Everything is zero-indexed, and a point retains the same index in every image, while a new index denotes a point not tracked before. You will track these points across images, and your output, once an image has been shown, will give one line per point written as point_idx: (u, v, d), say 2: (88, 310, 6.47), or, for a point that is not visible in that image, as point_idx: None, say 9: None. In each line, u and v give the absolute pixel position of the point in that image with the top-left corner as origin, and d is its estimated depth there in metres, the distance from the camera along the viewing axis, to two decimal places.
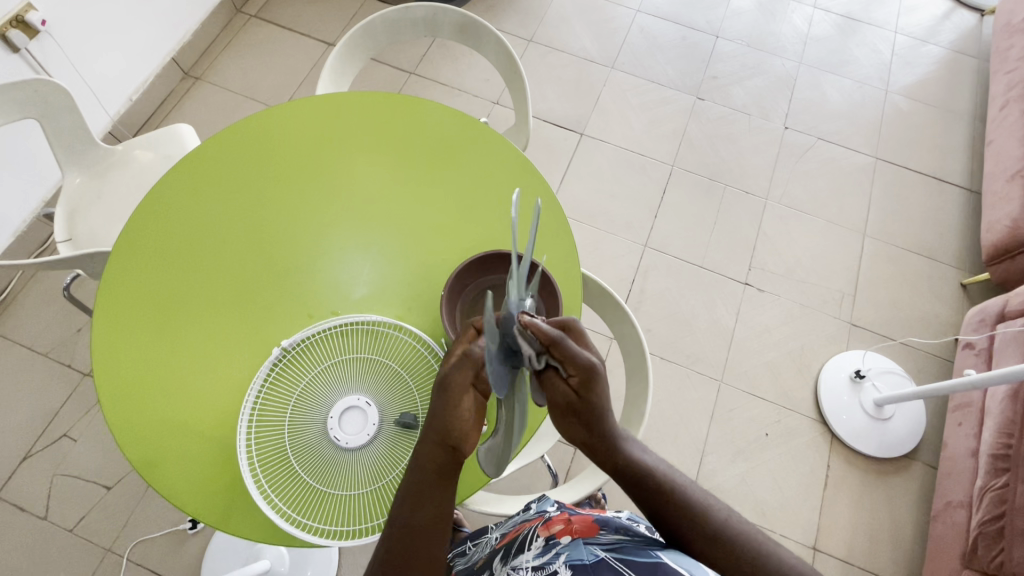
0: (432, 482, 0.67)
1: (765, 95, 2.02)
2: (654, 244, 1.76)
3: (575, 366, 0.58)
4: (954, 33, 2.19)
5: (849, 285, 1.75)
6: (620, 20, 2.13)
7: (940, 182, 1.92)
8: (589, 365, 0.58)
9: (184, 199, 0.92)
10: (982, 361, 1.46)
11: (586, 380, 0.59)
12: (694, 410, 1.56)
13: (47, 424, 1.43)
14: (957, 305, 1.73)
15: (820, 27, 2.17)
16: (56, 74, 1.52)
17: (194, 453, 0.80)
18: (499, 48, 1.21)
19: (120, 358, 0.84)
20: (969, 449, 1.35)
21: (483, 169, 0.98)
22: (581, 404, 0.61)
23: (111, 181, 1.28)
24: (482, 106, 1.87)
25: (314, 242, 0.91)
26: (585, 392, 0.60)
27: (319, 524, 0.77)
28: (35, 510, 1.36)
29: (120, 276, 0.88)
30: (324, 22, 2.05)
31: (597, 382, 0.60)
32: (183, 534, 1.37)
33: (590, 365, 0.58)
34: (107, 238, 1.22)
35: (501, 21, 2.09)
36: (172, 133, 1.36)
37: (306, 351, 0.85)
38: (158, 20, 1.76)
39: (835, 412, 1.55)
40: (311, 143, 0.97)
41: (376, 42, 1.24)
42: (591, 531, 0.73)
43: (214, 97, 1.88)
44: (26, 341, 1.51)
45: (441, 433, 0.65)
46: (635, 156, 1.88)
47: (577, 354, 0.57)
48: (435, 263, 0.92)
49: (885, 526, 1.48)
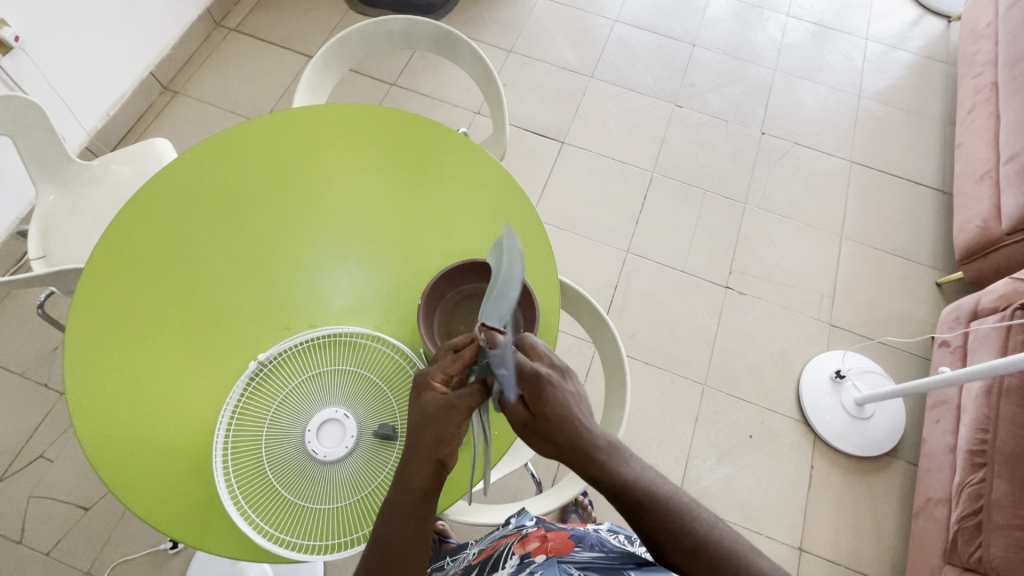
0: (417, 499, 0.65)
1: (741, 102, 2.06)
2: (636, 250, 1.78)
3: (524, 380, 0.62)
4: (923, 40, 2.25)
5: (828, 287, 1.77)
6: (598, 30, 2.16)
7: (914, 184, 1.96)
8: (535, 374, 0.62)
9: (159, 216, 0.92)
10: (957, 358, 1.49)
11: (533, 392, 0.62)
12: (679, 414, 1.57)
13: (23, 446, 1.40)
14: (933, 304, 1.77)
15: (794, 34, 2.21)
16: (31, 90, 1.51)
17: (170, 470, 0.79)
18: (476, 60, 1.22)
19: (94, 377, 0.82)
20: (947, 446, 1.37)
21: (460, 177, 0.99)
22: (538, 420, 0.63)
23: (86, 197, 1.27)
24: (463, 116, 1.88)
25: (291, 254, 0.91)
26: (537, 405, 0.63)
27: (298, 540, 0.76)
28: (10, 534, 1.33)
29: (92, 294, 0.87)
30: (304, 34, 2.05)
31: (546, 392, 0.62)
32: (164, 554, 1.34)
33: (536, 376, 0.62)
34: (82, 255, 1.20)
35: (480, 33, 2.11)
36: (149, 148, 1.35)
37: (284, 365, 0.84)
38: (136, 34, 1.76)
39: (817, 413, 1.57)
40: (288, 156, 0.97)
41: (354, 55, 1.24)
42: (567, 547, 0.72)
43: (193, 111, 1.88)
44: (1, 361, 1.48)
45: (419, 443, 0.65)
46: (615, 163, 1.91)
47: (523, 365, 0.61)
48: (413, 274, 0.92)
49: (869, 525, 1.49)
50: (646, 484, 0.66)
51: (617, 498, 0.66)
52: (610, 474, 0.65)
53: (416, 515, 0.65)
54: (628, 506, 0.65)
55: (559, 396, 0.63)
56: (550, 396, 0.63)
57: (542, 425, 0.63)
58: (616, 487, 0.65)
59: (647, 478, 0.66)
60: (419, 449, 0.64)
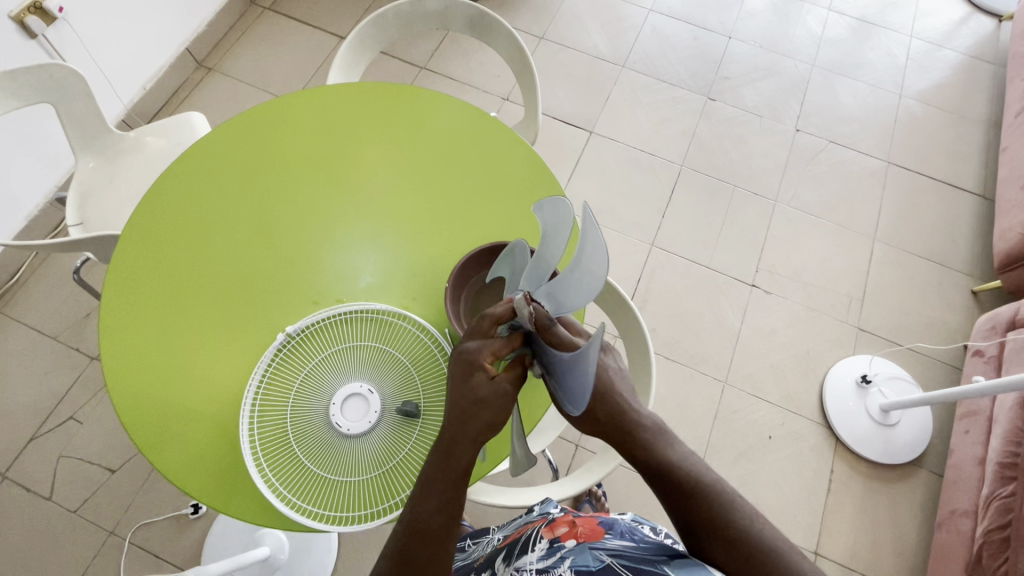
0: (455, 482, 0.64)
1: (776, 97, 2.01)
2: (661, 244, 1.75)
3: None
4: (970, 39, 2.17)
5: (858, 289, 1.73)
6: (633, 19, 2.12)
7: (952, 188, 1.90)
8: (597, 373, 0.61)
9: (193, 189, 0.93)
10: (991, 369, 1.44)
11: (594, 389, 0.61)
12: (697, 410, 1.55)
13: (54, 408, 1.45)
14: (967, 313, 1.71)
15: (834, 29, 2.15)
16: (72, 60, 1.54)
17: (198, 434, 0.81)
18: (511, 42, 1.20)
19: (128, 338, 0.84)
20: (975, 457, 1.33)
21: (490, 160, 0.98)
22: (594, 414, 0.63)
23: (122, 166, 1.29)
24: (492, 101, 1.87)
25: (321, 228, 0.92)
26: (596, 401, 0.62)
27: (319, 510, 0.77)
28: (40, 491, 1.37)
29: (129, 257, 0.88)
30: (337, 15, 2.06)
31: (606, 389, 0.62)
32: (185, 519, 1.38)
33: (599, 374, 0.61)
34: (117, 223, 1.23)
35: (513, 18, 2.09)
36: (184, 121, 1.37)
37: (310, 337, 0.85)
38: (175, 9, 1.78)
39: (841, 417, 1.54)
40: (323, 130, 0.98)
41: (389, 35, 1.24)
42: (596, 534, 0.72)
43: (226, 87, 1.90)
44: (35, 324, 1.53)
45: (472, 437, 0.62)
46: (644, 156, 1.88)
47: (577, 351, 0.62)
48: (440, 254, 0.92)
49: (889, 533, 1.46)
50: (688, 471, 0.66)
51: (659, 480, 0.67)
52: (654, 457, 0.66)
53: (454, 497, 0.64)
54: (668, 489, 0.67)
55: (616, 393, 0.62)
56: (609, 391, 0.62)
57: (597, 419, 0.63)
58: (654, 470, 0.66)
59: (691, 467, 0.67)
60: (461, 436, 0.62)
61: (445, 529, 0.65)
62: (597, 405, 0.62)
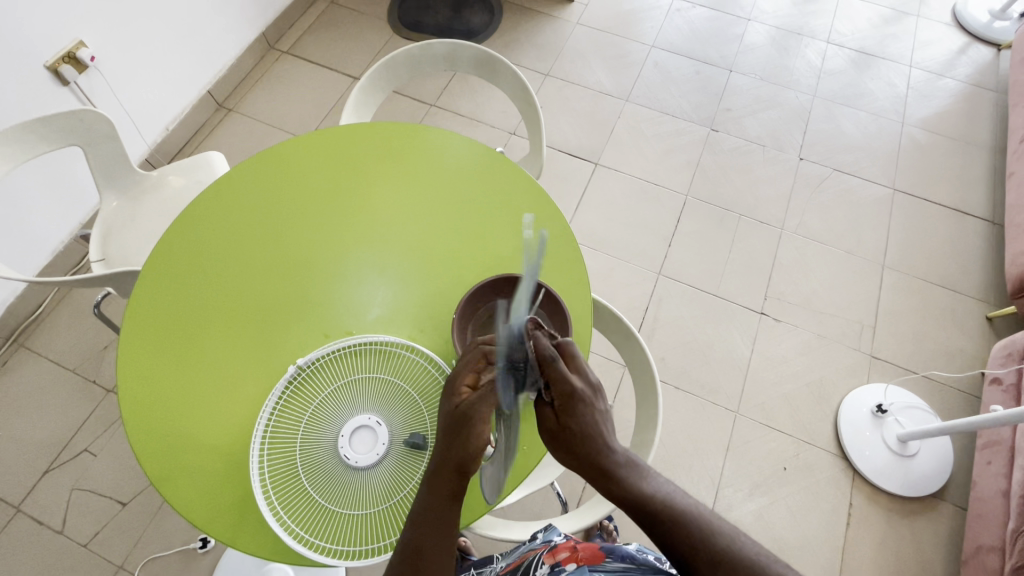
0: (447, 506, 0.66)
1: (779, 127, 2.04)
2: (668, 272, 1.76)
3: (557, 390, 0.61)
4: (971, 68, 2.20)
5: (869, 316, 1.72)
6: (635, 55, 2.19)
7: (961, 214, 1.90)
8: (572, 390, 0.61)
9: (211, 229, 0.96)
10: (1009, 397, 1.41)
11: (566, 404, 0.61)
12: (708, 440, 1.53)
13: (68, 441, 1.47)
14: (983, 340, 1.69)
15: (833, 61, 2.20)
16: (101, 104, 1.62)
17: (210, 467, 0.82)
18: (515, 81, 1.25)
19: (146, 373, 0.86)
20: (999, 489, 1.30)
21: (496, 195, 1.01)
22: (564, 432, 0.63)
23: (145, 204, 1.35)
24: (500, 136, 1.93)
25: (334, 264, 0.95)
26: (567, 416, 0.62)
27: (328, 543, 0.77)
28: (52, 524, 1.38)
29: (150, 293, 0.91)
30: (350, 58, 2.16)
31: (579, 407, 0.62)
32: (193, 553, 1.37)
33: (573, 391, 0.61)
34: (137, 258, 1.27)
35: (519, 57, 2.17)
36: (203, 160, 1.43)
37: (320, 370, 0.87)
38: (198, 55, 1.88)
39: (857, 448, 1.51)
40: (337, 169, 1.02)
41: (398, 76, 1.29)
42: (596, 557, 0.73)
43: (245, 127, 1.98)
44: (55, 357, 1.57)
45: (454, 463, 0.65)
46: (649, 186, 1.91)
47: (564, 375, 0.61)
48: (446, 286, 0.94)
49: (913, 570, 1.41)
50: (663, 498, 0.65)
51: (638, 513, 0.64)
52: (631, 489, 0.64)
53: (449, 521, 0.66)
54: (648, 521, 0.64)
55: (588, 412, 0.63)
56: (583, 412, 0.62)
57: (567, 437, 0.63)
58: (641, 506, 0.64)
59: (666, 493, 0.65)
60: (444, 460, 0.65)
61: (441, 551, 0.66)
62: (568, 421, 0.62)
